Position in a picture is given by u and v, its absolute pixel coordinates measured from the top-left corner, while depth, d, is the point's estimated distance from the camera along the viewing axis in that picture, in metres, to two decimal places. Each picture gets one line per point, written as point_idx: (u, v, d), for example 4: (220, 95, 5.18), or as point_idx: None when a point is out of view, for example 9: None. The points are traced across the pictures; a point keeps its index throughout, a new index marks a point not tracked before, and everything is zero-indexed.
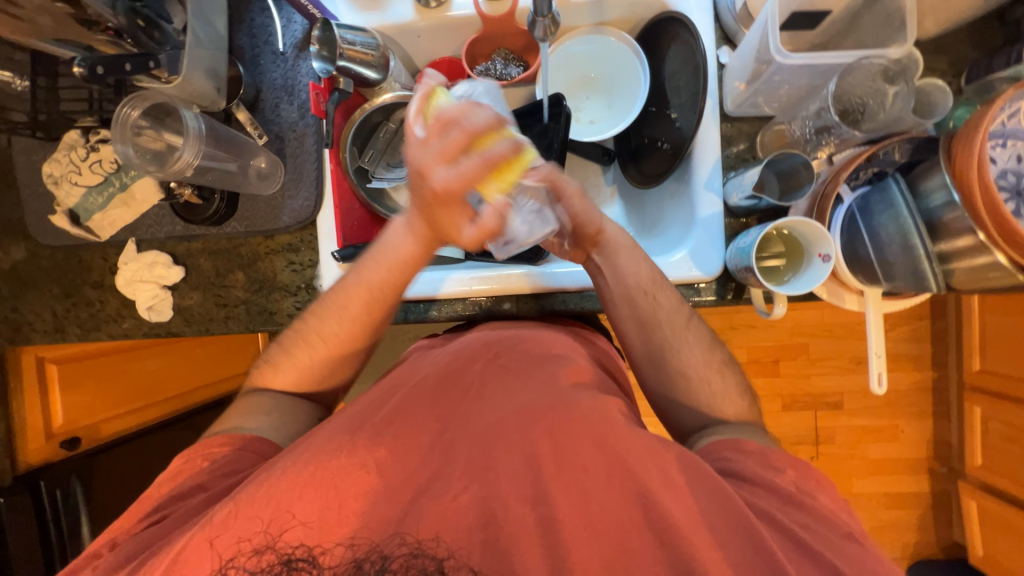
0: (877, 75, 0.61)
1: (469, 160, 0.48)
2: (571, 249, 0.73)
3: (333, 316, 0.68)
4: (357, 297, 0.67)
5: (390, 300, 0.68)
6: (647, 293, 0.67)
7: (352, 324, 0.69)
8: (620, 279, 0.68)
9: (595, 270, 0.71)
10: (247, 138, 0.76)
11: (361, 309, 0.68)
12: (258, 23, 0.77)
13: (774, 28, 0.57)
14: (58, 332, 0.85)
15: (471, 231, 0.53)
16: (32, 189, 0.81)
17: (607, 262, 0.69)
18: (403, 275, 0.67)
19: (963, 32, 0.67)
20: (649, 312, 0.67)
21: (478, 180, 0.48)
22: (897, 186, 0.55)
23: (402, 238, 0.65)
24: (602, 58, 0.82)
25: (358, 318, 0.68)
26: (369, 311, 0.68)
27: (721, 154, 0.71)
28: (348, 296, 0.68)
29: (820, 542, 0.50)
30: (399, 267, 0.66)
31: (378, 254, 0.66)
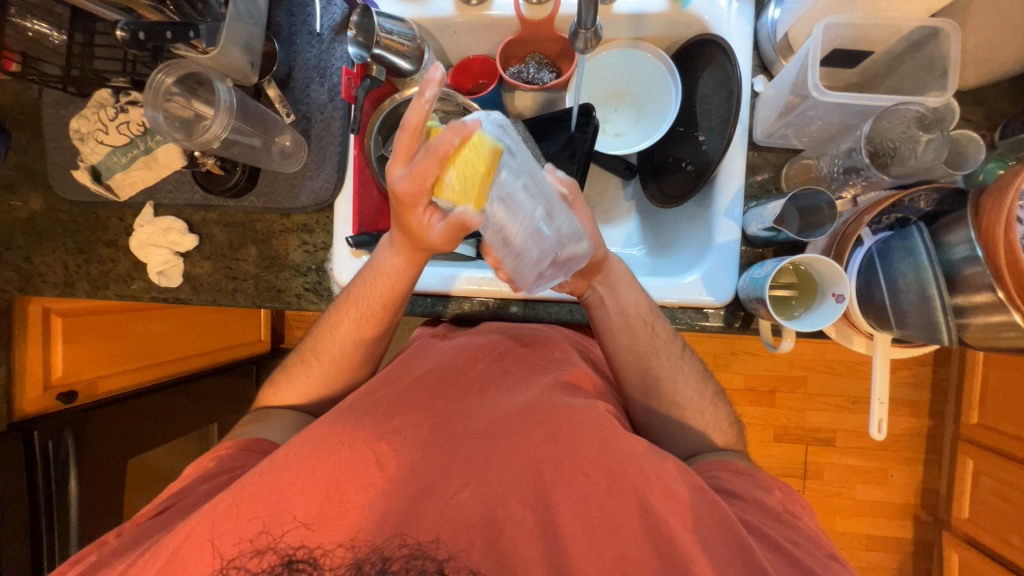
0: (911, 122, 0.60)
1: (421, 160, 0.49)
2: (573, 282, 0.67)
3: (329, 333, 0.70)
4: (348, 316, 0.69)
5: (382, 320, 0.69)
6: (647, 324, 0.67)
7: (348, 341, 0.70)
8: (620, 309, 0.67)
9: (595, 300, 0.68)
10: (274, 116, 0.77)
11: (353, 328, 0.69)
12: (298, 3, 0.78)
13: (814, 63, 0.56)
14: (67, 286, 0.87)
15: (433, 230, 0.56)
16: (58, 142, 0.83)
17: (608, 291, 0.67)
18: (395, 294, 0.67)
19: (1003, 86, 0.67)
20: (647, 343, 0.67)
21: (427, 177, 0.50)
22: (920, 235, 0.55)
23: (384, 252, 0.66)
24: (634, 74, 0.82)
25: (349, 338, 0.70)
26: (367, 327, 0.70)
27: (744, 182, 0.71)
28: (341, 317, 0.69)
29: (816, 565, 0.51)
30: (387, 289, 0.67)
31: (369, 277, 0.67)
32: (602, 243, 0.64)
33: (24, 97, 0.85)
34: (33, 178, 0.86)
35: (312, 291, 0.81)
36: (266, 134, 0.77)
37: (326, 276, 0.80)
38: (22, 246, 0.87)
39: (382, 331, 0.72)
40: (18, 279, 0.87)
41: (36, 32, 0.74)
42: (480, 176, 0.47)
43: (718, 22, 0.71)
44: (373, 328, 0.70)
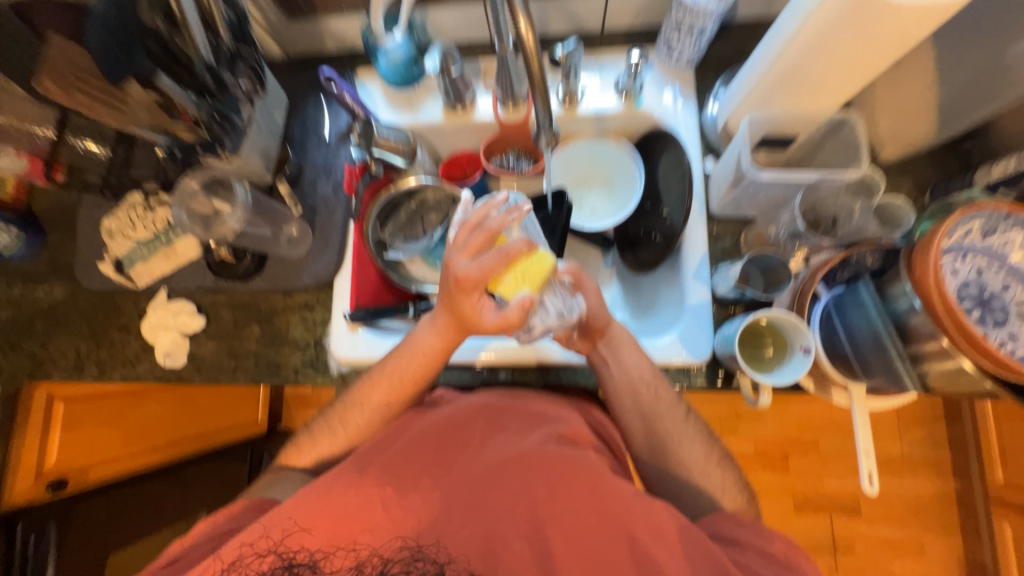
0: (842, 191, 0.68)
1: (490, 254, 0.55)
2: (579, 341, 0.72)
3: (357, 405, 0.70)
4: (379, 387, 0.69)
5: (412, 395, 0.70)
6: (649, 387, 0.68)
7: (373, 414, 0.70)
8: (624, 372, 0.69)
9: (601, 361, 0.72)
10: (284, 209, 0.86)
11: (382, 398, 0.69)
12: (309, 116, 0.90)
13: (745, 151, 0.66)
14: (76, 371, 0.91)
15: (468, 267, 0.56)
16: (88, 239, 0.92)
17: (612, 356, 0.70)
18: (422, 377, 0.68)
19: (924, 158, 0.76)
20: (652, 405, 0.68)
21: (494, 272, 0.55)
22: (866, 289, 0.60)
23: (426, 333, 0.66)
24: (602, 159, 0.92)
25: (377, 411, 0.70)
26: (390, 409, 0.70)
27: (708, 248, 0.78)
28: (371, 386, 0.69)
29: None
30: (421, 361, 0.67)
31: (405, 350, 0.67)
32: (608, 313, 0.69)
33: (65, 202, 0.97)
34: (61, 271, 0.95)
35: (310, 366, 0.84)
36: (276, 224, 0.86)
37: (324, 351, 0.85)
38: (40, 333, 0.94)
39: (400, 413, 0.71)
40: (30, 364, 0.93)
41: (87, 150, 0.84)
42: (536, 279, 0.55)
43: (667, 117, 0.84)
44: (399, 402, 0.70)
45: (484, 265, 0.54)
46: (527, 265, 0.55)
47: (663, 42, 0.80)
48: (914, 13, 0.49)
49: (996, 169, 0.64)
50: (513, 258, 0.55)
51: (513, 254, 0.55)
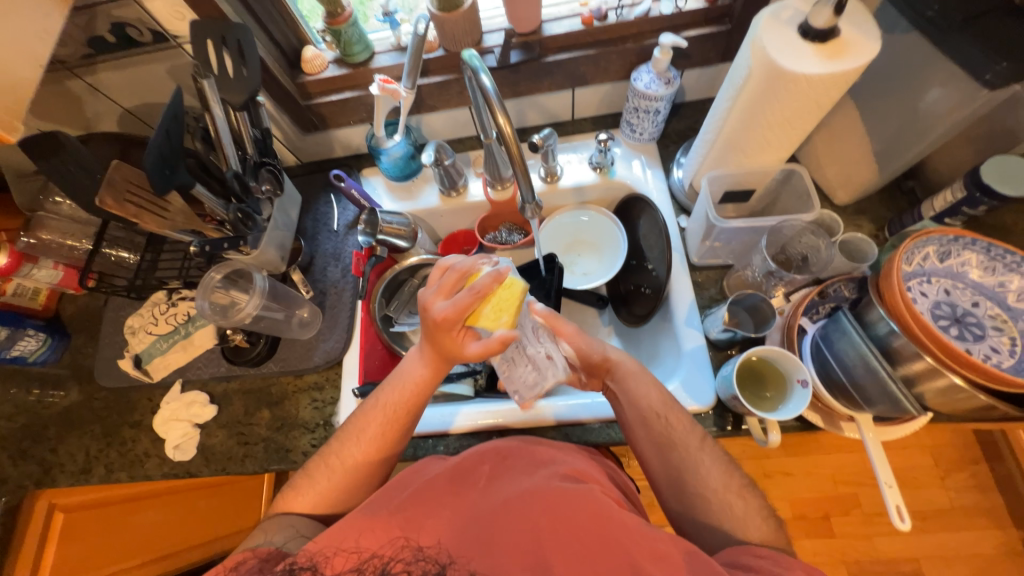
0: (806, 231, 0.74)
1: (463, 293, 0.57)
2: (587, 379, 0.74)
3: (353, 439, 0.70)
4: (375, 419, 0.69)
5: (405, 425, 0.70)
6: (660, 417, 0.67)
7: (369, 446, 0.69)
8: (633, 406, 0.68)
9: (612, 396, 0.72)
10: (296, 293, 0.92)
11: (378, 431, 0.69)
12: (320, 212, 1.00)
13: (709, 206, 0.75)
14: (84, 473, 0.91)
15: (444, 307, 0.58)
16: (111, 339, 0.97)
17: (620, 387, 0.70)
18: (417, 402, 0.69)
19: (875, 199, 0.84)
20: (665, 437, 0.66)
21: (470, 308, 0.56)
22: (845, 316, 0.63)
23: (414, 363, 0.69)
24: (587, 227, 1.01)
25: (371, 444, 0.69)
26: (386, 441, 0.69)
27: (695, 296, 0.83)
28: (365, 420, 0.70)
29: None
30: (411, 391, 0.69)
31: (394, 382, 0.70)
32: (596, 344, 0.71)
33: (92, 308, 1.04)
34: (80, 374, 0.99)
35: (318, 447, 0.84)
36: (289, 308, 0.91)
37: (333, 430, 0.85)
38: (52, 437, 0.95)
39: (399, 444, 0.71)
40: (39, 471, 0.93)
41: (118, 257, 0.94)
42: (513, 308, 0.55)
43: (639, 184, 0.94)
44: (395, 434, 0.70)
45: (459, 303, 0.56)
46: (502, 296, 0.56)
47: (625, 124, 0.93)
48: (839, 82, 0.57)
49: (938, 200, 0.71)
50: (484, 293, 0.56)
51: (484, 289, 0.56)
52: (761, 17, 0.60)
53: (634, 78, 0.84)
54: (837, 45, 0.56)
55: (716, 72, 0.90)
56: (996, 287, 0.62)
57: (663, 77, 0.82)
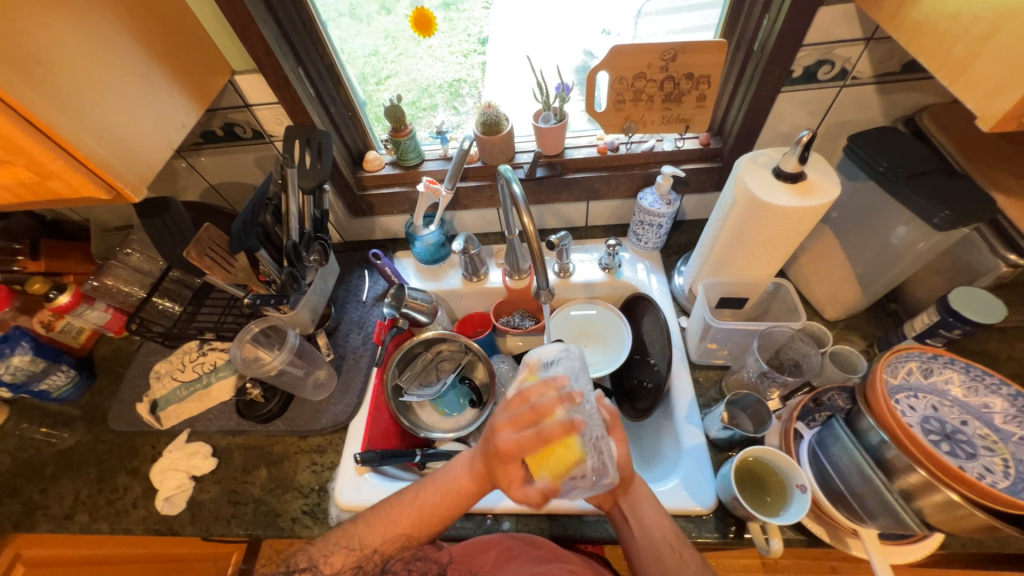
0: (795, 337, 0.79)
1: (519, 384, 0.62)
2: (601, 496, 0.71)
3: (378, 523, 0.68)
4: (409, 515, 0.68)
5: (435, 525, 0.68)
6: (673, 548, 0.67)
7: (397, 534, 0.67)
8: (648, 534, 0.68)
9: (620, 519, 0.70)
10: (318, 355, 0.97)
11: (408, 525, 0.68)
12: (353, 284, 1.11)
13: (705, 308, 0.82)
14: (64, 519, 0.89)
15: (501, 392, 0.63)
16: (133, 383, 1.02)
17: (636, 515, 0.69)
18: (449, 509, 0.68)
19: (863, 316, 0.91)
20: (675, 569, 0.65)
21: (517, 403, 0.60)
22: (838, 423, 0.66)
23: (460, 468, 0.69)
24: (596, 320, 1.07)
25: (399, 533, 0.67)
26: (413, 533, 0.68)
27: (695, 394, 0.86)
28: (398, 508, 0.68)
29: None
30: (450, 496, 0.68)
31: (437, 484, 0.69)
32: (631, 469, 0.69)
33: (124, 352, 1.11)
34: (93, 415, 1.02)
35: (309, 514, 0.83)
36: (309, 367, 0.95)
37: (327, 497, 0.84)
38: (46, 477, 0.95)
39: (424, 539, 0.69)
40: (21, 512, 0.90)
41: (162, 307, 1.03)
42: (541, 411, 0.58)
43: (643, 286, 1.03)
44: (425, 528, 0.68)
45: (523, 441, 0.57)
46: (557, 453, 0.54)
47: (632, 234, 1.06)
48: (810, 214, 0.68)
49: (918, 321, 0.78)
50: (547, 440, 0.54)
51: (530, 388, 0.60)
52: (742, 161, 0.74)
53: (639, 197, 0.98)
54: (805, 186, 0.69)
55: (712, 198, 1.05)
56: (981, 407, 0.65)
57: (665, 198, 0.96)
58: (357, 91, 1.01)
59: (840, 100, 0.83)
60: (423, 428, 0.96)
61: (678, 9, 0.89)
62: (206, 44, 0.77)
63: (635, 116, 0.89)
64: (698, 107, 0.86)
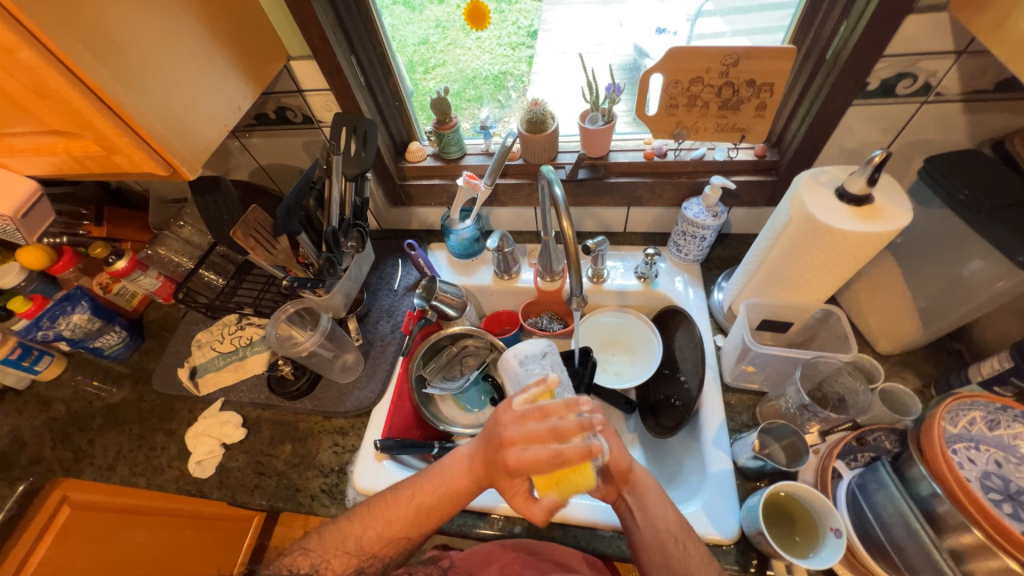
0: (841, 369, 0.75)
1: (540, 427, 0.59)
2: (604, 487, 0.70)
3: (369, 519, 0.68)
4: (404, 511, 0.68)
5: (423, 525, 0.68)
6: (677, 539, 0.65)
7: (389, 530, 0.67)
8: (650, 523, 0.66)
9: (625, 510, 0.69)
10: (347, 339, 0.99)
11: (399, 519, 0.68)
12: (386, 272, 1.13)
13: (747, 330, 0.78)
14: (107, 470, 0.95)
15: (518, 433, 0.60)
16: (176, 349, 1.08)
17: (638, 504, 0.68)
18: (442, 507, 0.68)
19: (920, 353, 0.84)
20: (680, 561, 0.63)
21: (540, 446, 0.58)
22: (885, 468, 0.62)
23: (458, 467, 0.69)
24: (626, 329, 1.05)
25: (386, 531, 0.67)
26: (402, 530, 0.68)
27: (725, 418, 0.82)
28: (391, 504, 0.69)
29: None
30: (447, 494, 0.69)
31: (433, 477, 0.70)
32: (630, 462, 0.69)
33: (171, 318, 1.17)
34: (138, 375, 1.09)
35: (327, 493, 0.85)
36: (338, 350, 0.97)
37: (345, 479, 0.86)
38: (94, 428, 1.01)
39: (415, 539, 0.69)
40: (70, 458, 0.98)
41: (207, 279, 1.06)
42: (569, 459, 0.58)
43: (680, 298, 0.99)
44: (416, 526, 0.68)
45: (532, 433, 0.59)
46: (572, 449, 0.57)
47: (672, 244, 1.02)
48: (873, 240, 0.63)
49: (985, 366, 0.72)
50: (550, 418, 0.59)
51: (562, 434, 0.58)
52: (801, 177, 0.69)
53: (684, 207, 0.94)
54: (870, 210, 0.64)
55: (762, 213, 1.00)
56: None
57: (711, 210, 0.92)
58: (406, 81, 1.01)
59: (918, 118, 0.76)
60: (442, 420, 0.97)
61: (745, 9, 0.84)
62: (268, 29, 0.79)
63: (688, 122, 0.85)
64: (757, 116, 0.81)
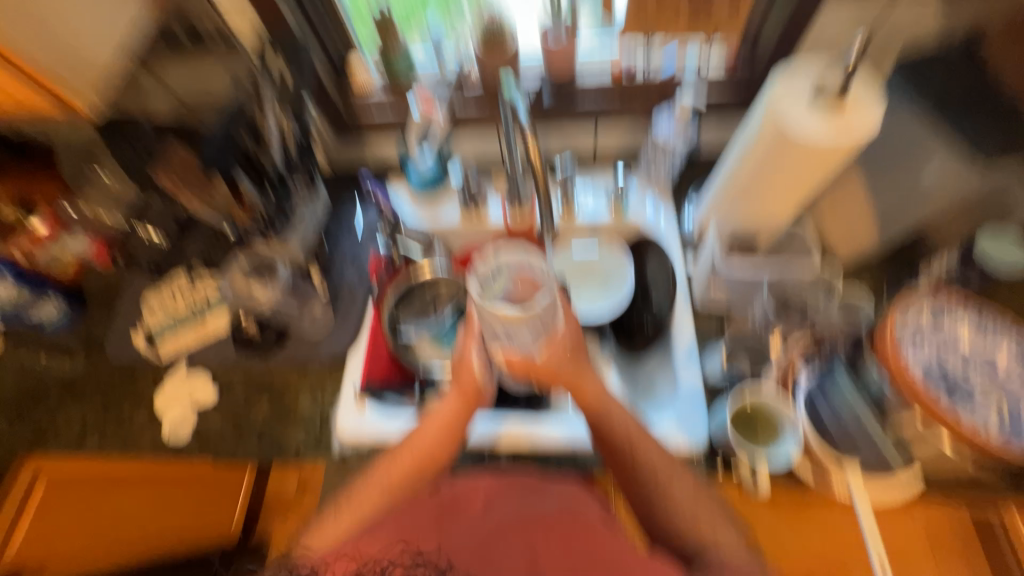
0: (806, 284, 0.80)
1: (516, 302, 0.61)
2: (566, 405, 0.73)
3: (378, 472, 0.72)
4: (402, 460, 0.72)
5: (428, 467, 0.72)
6: (632, 444, 0.68)
7: (395, 479, 0.71)
8: (605, 428, 0.69)
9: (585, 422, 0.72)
10: (312, 289, 0.95)
11: (405, 470, 0.71)
12: (344, 214, 1.04)
13: (719, 251, 0.78)
14: (77, 442, 0.92)
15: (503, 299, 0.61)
16: (126, 314, 1.00)
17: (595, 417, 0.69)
18: (438, 446, 0.72)
19: (874, 262, 0.89)
20: (642, 467, 0.68)
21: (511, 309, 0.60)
22: (838, 373, 0.70)
23: (439, 407, 0.74)
24: (599, 256, 0.94)
25: (396, 480, 0.71)
26: (410, 477, 0.71)
27: (696, 336, 0.85)
28: (392, 456, 0.73)
29: None
30: (440, 432, 0.72)
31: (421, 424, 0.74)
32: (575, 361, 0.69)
33: (111, 281, 1.07)
34: (88, 345, 1.01)
35: (314, 442, 0.86)
36: (304, 303, 0.94)
37: (331, 428, 0.86)
38: (51, 403, 0.96)
39: (422, 485, 0.71)
40: (33, 434, 0.93)
41: (148, 239, 0.99)
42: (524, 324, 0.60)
43: (653, 224, 0.96)
44: (422, 471, 0.72)
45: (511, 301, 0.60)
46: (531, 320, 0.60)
47: (642, 162, 0.99)
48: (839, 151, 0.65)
49: None
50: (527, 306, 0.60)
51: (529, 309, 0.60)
52: (774, 89, 0.67)
53: (654, 127, 0.93)
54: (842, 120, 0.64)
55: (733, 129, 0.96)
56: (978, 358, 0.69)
57: (682, 126, 0.90)
58: None
59: None
60: None
61: None
62: None
63: None
64: None
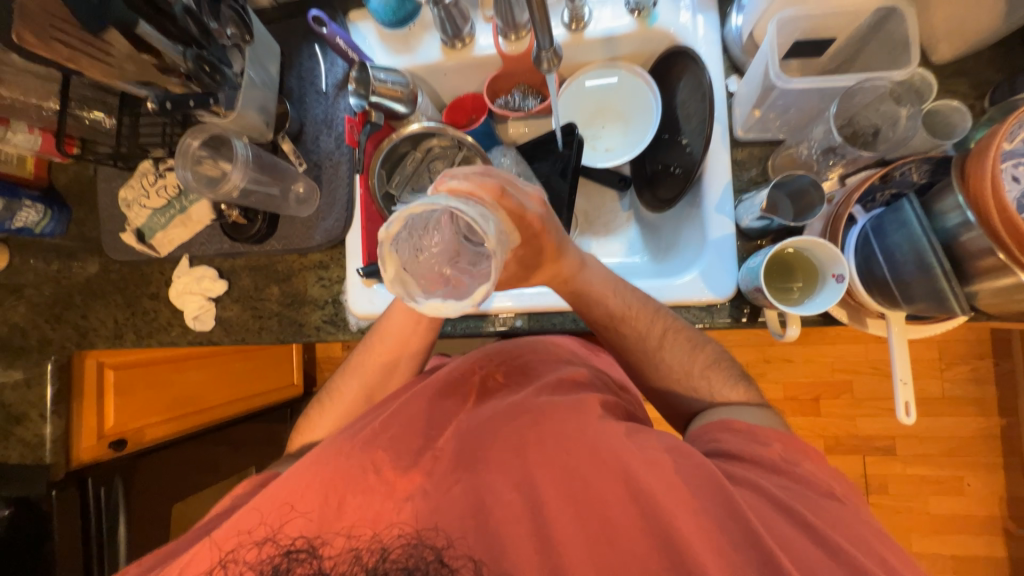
0: (885, 97, 0.63)
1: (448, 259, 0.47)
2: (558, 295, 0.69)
3: (364, 356, 0.76)
4: (382, 351, 0.74)
5: (408, 353, 0.75)
6: (622, 319, 0.67)
7: (380, 364, 0.75)
8: (589, 309, 0.68)
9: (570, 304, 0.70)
10: (288, 165, 0.84)
11: (387, 357, 0.75)
12: (305, 68, 0.87)
13: (774, 59, 0.60)
14: (116, 338, 0.97)
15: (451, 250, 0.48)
16: (109, 211, 0.94)
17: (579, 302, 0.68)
18: (408, 339, 0.74)
19: (984, 55, 0.67)
20: (637, 337, 0.68)
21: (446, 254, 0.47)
22: (910, 206, 0.54)
23: (398, 308, 0.72)
24: (617, 91, 0.85)
25: (381, 365, 0.75)
26: (397, 357, 0.75)
27: (732, 177, 0.72)
28: (372, 344, 0.75)
29: (836, 535, 0.49)
30: (407, 327, 0.73)
31: (387, 320, 0.74)
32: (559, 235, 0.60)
33: (83, 177, 0.99)
34: (89, 246, 0.99)
35: (330, 322, 0.86)
36: (283, 182, 0.84)
37: (343, 308, 0.86)
38: (79, 305, 0.99)
39: (415, 362, 0.76)
40: (76, 334, 0.99)
41: (93, 120, 0.84)
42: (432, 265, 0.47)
43: (685, 33, 0.76)
44: (403, 355, 0.75)
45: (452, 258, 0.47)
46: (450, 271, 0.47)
47: None
48: None
49: None
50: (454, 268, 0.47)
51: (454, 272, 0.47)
52: None
53: None
54: None
55: None
56: None
57: None
58: None
59: None
60: None
61: None
62: None
63: None
64: None
